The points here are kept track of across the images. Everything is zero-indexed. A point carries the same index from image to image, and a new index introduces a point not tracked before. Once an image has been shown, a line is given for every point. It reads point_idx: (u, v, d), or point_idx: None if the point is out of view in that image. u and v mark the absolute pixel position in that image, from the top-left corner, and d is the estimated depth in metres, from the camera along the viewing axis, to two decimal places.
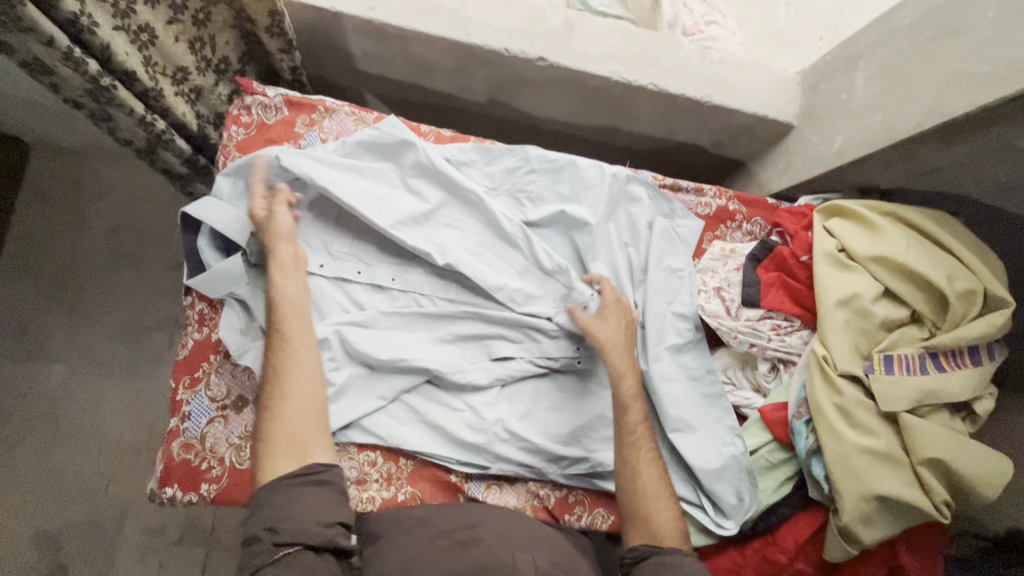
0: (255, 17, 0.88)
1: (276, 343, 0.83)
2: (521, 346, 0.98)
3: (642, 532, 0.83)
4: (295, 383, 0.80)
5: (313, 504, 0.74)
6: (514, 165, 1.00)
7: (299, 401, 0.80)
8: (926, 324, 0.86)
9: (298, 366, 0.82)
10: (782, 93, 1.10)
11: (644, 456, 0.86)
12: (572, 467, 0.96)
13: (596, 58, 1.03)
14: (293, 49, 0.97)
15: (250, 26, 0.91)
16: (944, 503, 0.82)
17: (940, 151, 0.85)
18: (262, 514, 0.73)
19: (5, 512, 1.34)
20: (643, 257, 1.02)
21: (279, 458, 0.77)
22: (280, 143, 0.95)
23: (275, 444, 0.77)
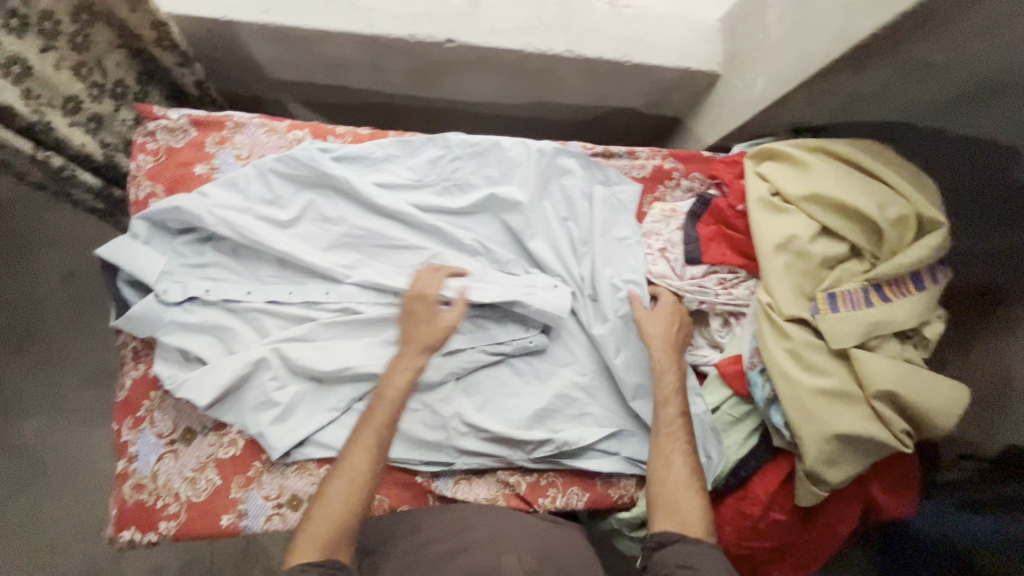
0: (139, 32, 0.87)
1: (354, 450, 0.83)
2: (469, 336, 0.96)
3: (666, 518, 0.84)
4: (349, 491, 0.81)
5: None
6: (436, 154, 0.97)
7: (337, 502, 0.80)
8: (866, 256, 0.84)
9: (348, 479, 0.82)
10: (704, 42, 1.07)
11: (679, 447, 0.88)
12: (538, 451, 0.95)
13: (507, 32, 1.00)
14: (192, 61, 0.95)
15: (138, 43, 0.89)
16: (905, 432, 0.81)
17: (857, 79, 0.83)
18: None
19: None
20: (584, 229, 0.99)
21: (308, 545, 0.78)
22: (192, 166, 0.92)
23: (312, 533, 0.78)
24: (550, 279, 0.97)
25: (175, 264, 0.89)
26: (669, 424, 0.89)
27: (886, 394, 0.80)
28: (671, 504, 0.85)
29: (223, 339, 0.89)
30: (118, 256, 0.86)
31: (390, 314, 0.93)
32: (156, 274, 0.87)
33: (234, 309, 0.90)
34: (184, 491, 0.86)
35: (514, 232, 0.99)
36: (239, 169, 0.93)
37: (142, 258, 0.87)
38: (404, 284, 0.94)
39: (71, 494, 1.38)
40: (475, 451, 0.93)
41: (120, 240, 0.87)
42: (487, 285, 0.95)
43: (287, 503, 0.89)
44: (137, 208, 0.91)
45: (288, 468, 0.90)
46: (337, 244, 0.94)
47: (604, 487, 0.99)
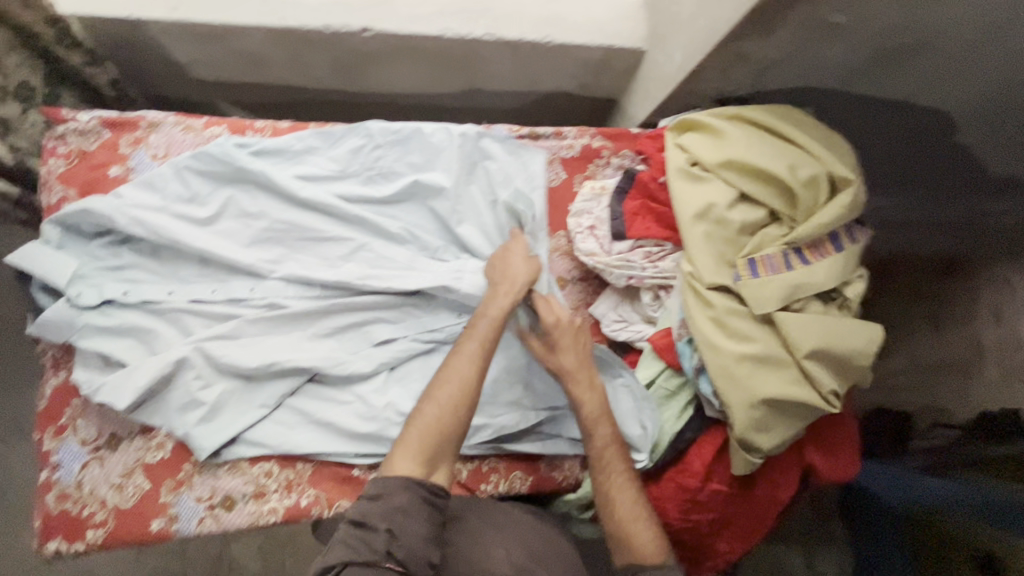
0: (39, 33, 0.88)
1: (469, 346, 0.84)
2: (402, 325, 0.95)
3: (622, 551, 0.82)
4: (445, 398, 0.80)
5: (410, 526, 0.71)
6: (357, 144, 0.96)
7: (444, 396, 0.80)
8: (785, 221, 0.84)
9: (458, 384, 0.81)
10: (626, 19, 1.07)
11: (618, 479, 0.86)
12: (476, 437, 0.93)
13: (425, 18, 0.99)
14: (100, 61, 0.99)
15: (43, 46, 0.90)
16: (832, 393, 0.81)
17: (765, 43, 0.83)
18: (385, 508, 0.71)
19: None
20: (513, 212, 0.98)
21: (405, 456, 0.76)
22: (107, 169, 0.91)
23: (410, 442, 0.77)
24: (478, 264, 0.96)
25: (90, 267, 0.88)
26: (600, 456, 0.87)
27: (810, 354, 0.80)
28: (624, 537, 0.82)
29: (145, 341, 0.87)
30: (26, 262, 0.85)
31: (316, 307, 0.92)
32: (68, 277, 0.85)
33: (155, 310, 0.89)
34: (111, 498, 0.85)
35: (442, 218, 0.98)
36: (154, 168, 0.91)
37: (53, 263, 0.85)
38: (331, 277, 0.92)
39: (14, 519, 1.31)
40: None
41: (30, 245, 0.85)
42: (415, 274, 0.94)
43: (219, 503, 0.88)
44: (50, 214, 0.89)
45: (220, 468, 0.89)
46: (260, 239, 0.93)
47: (547, 469, 0.98)
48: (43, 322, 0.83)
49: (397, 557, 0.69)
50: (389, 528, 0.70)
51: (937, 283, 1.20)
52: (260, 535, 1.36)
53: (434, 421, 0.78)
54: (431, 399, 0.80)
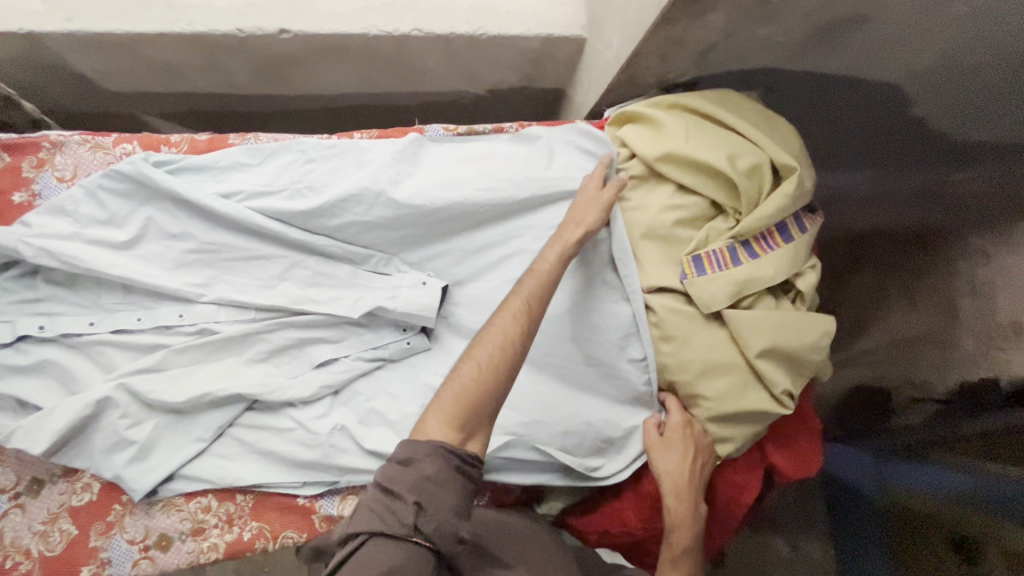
0: None
1: (514, 301, 0.72)
2: (344, 345, 0.91)
3: None
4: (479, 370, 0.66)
5: (443, 500, 0.60)
6: (289, 159, 0.90)
7: (483, 353, 0.67)
8: (730, 213, 0.80)
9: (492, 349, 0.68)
10: (562, 6, 1.01)
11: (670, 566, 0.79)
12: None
13: (345, 16, 0.93)
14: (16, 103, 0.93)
15: None
16: (785, 393, 0.78)
17: (700, 27, 0.78)
18: (410, 484, 0.59)
19: None
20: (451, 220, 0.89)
21: (434, 415, 0.64)
22: (10, 196, 0.85)
23: (441, 401, 0.65)
24: (419, 277, 0.90)
25: (2, 302, 0.82)
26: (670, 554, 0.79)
27: (761, 354, 0.77)
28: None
29: (62, 379, 0.82)
30: None
31: (249, 331, 0.87)
32: None
33: (75, 345, 0.83)
34: (35, 547, 0.80)
35: (380, 232, 0.89)
36: (63, 192, 0.85)
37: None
38: (264, 300, 0.87)
39: None
40: (358, 469, 0.86)
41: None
42: (357, 293, 0.90)
43: (155, 544, 0.83)
44: None
45: (153, 507, 0.84)
46: (185, 262, 0.87)
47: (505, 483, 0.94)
48: None
49: (426, 532, 0.58)
50: (419, 501, 0.59)
51: (915, 257, 1.11)
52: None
53: (461, 397, 0.65)
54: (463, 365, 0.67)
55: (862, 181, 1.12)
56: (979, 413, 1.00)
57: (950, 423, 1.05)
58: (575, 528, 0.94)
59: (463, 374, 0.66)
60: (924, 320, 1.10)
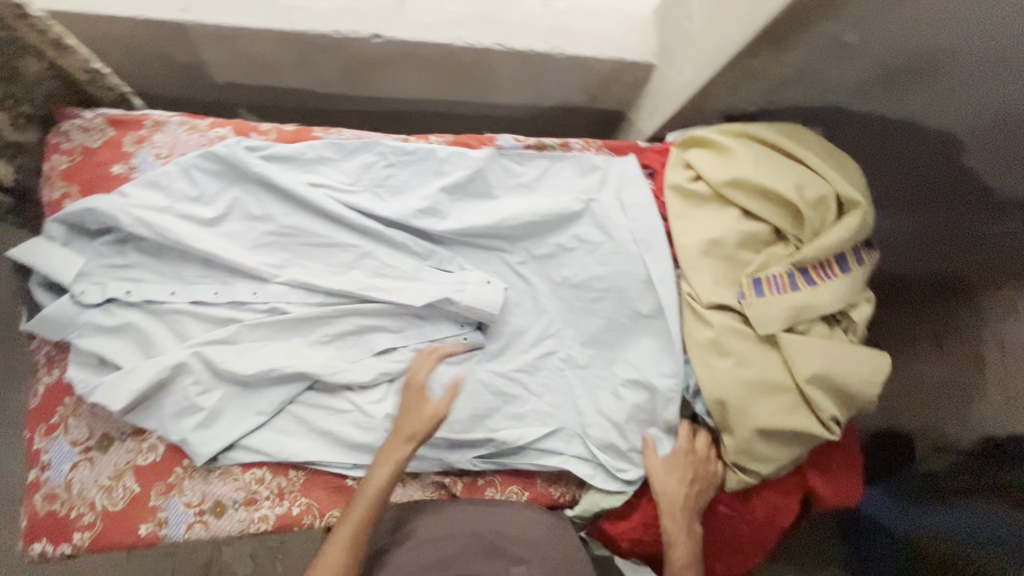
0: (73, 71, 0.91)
1: (405, 421, 0.86)
2: (403, 335, 0.94)
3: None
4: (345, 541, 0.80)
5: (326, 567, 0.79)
6: (369, 160, 0.96)
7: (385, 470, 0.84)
8: (791, 240, 0.84)
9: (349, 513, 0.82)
10: (635, 33, 1.07)
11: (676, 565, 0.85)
12: (475, 451, 0.93)
13: (433, 26, 0.99)
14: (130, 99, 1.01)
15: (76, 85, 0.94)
16: (833, 419, 0.79)
17: (775, 61, 0.83)
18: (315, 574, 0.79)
19: None
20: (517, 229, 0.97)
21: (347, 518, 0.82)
22: (109, 166, 0.90)
23: (355, 510, 0.82)
24: (483, 276, 0.96)
25: (94, 265, 0.87)
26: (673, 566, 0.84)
27: (812, 379, 0.79)
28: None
29: (141, 342, 0.86)
30: (34, 257, 0.85)
31: (317, 313, 0.91)
32: (73, 275, 0.85)
33: (155, 311, 0.88)
34: (99, 500, 0.83)
35: (453, 231, 0.95)
36: (159, 167, 0.90)
37: (61, 264, 0.85)
38: (335, 284, 0.92)
39: None
40: None
41: (38, 243, 0.86)
42: (420, 285, 0.93)
43: (209, 509, 0.86)
44: (52, 210, 0.89)
45: (212, 473, 0.87)
46: (264, 243, 0.92)
47: (544, 484, 0.97)
48: (43, 318, 0.83)
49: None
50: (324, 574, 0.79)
51: (946, 306, 1.18)
52: (246, 544, 1.36)
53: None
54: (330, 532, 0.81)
55: (905, 226, 1.16)
56: (992, 468, 1.05)
57: (954, 475, 1.09)
58: (607, 534, 0.96)
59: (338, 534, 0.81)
60: (955, 368, 1.17)
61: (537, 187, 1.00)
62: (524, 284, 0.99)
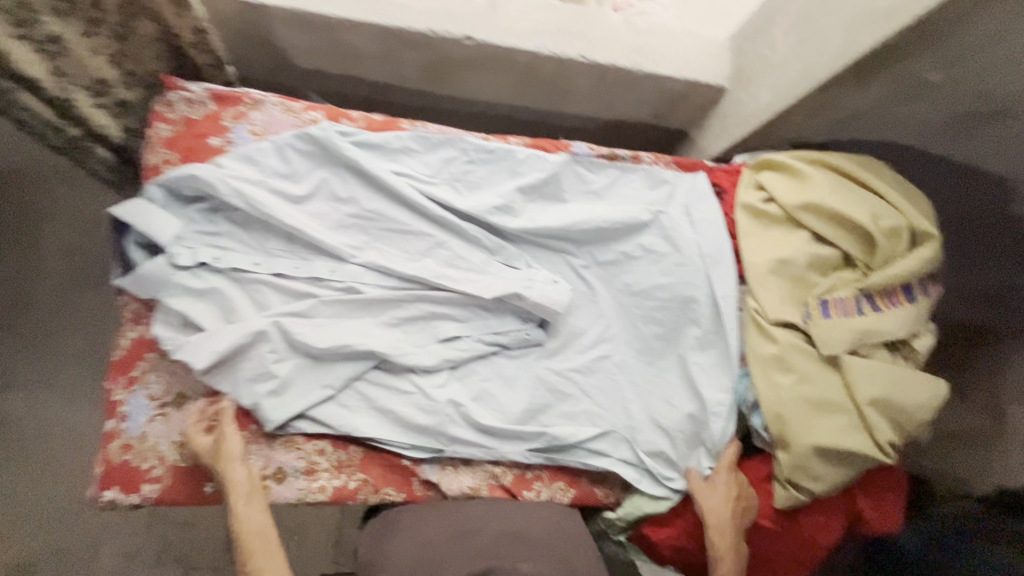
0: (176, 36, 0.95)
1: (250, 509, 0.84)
2: (467, 325, 0.97)
3: None
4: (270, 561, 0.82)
5: None
6: (451, 155, 1.00)
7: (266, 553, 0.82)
8: (859, 266, 0.86)
9: (256, 532, 0.83)
10: (712, 56, 1.10)
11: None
12: (527, 444, 0.94)
13: (522, 34, 1.03)
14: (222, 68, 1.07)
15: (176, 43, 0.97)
16: (889, 444, 0.82)
17: (858, 94, 0.86)
18: None
19: None
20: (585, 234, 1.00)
21: None
22: (208, 138, 0.94)
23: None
24: (550, 275, 0.99)
25: (187, 231, 0.91)
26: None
27: (871, 402, 0.81)
28: None
29: (222, 307, 0.90)
30: (134, 217, 0.89)
31: (390, 296, 0.94)
32: (169, 237, 0.89)
33: (239, 279, 0.91)
34: (170, 455, 0.86)
35: (525, 229, 0.99)
36: (254, 144, 0.94)
37: (160, 223, 0.89)
38: (409, 270, 0.95)
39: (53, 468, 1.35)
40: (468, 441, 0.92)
41: (138, 204, 0.90)
42: (491, 279, 0.96)
43: (271, 475, 0.89)
44: (151, 174, 0.93)
45: (277, 441, 0.90)
46: (345, 224, 0.96)
47: (590, 484, 0.99)
48: (138, 275, 0.87)
49: None
50: None
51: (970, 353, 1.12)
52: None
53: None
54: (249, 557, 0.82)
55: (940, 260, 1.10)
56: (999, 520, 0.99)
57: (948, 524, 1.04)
58: (647, 538, 0.98)
59: (261, 559, 0.82)
60: (978, 417, 1.09)
61: (606, 196, 1.04)
62: (586, 288, 1.02)
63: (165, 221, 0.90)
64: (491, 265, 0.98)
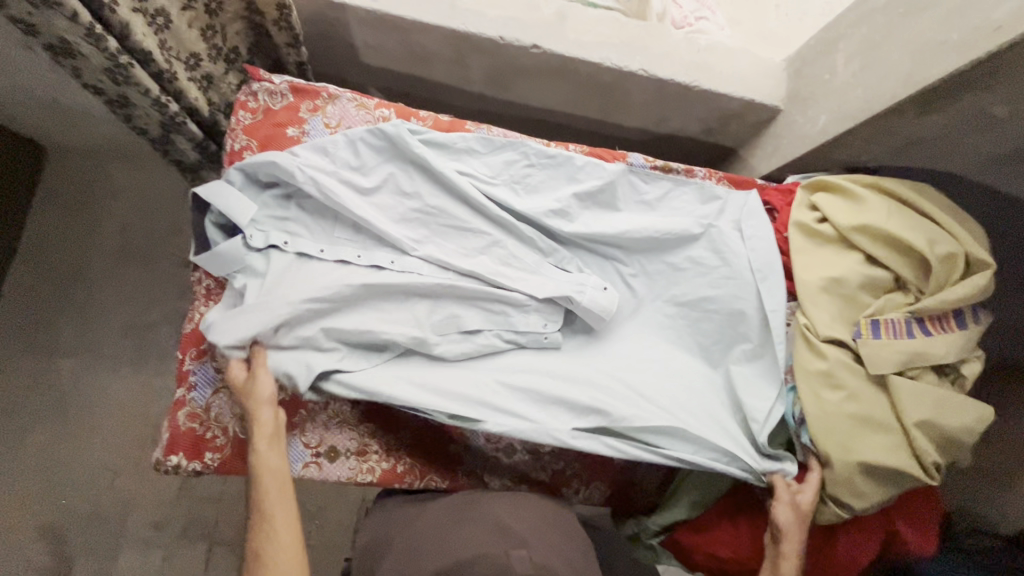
0: (264, 9, 0.94)
1: (269, 457, 0.83)
2: (520, 317, 0.96)
3: None
4: (276, 511, 0.80)
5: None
6: (514, 157, 1.01)
7: (280, 502, 0.81)
8: (911, 290, 0.89)
9: (274, 476, 0.82)
10: (770, 77, 1.12)
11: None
12: (577, 422, 0.90)
13: (588, 45, 1.06)
14: (299, 44, 1.04)
15: (259, 19, 0.96)
16: (933, 465, 0.84)
17: (920, 123, 0.88)
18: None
19: (27, 498, 1.40)
20: (638, 247, 1.02)
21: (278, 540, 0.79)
22: (285, 128, 0.99)
23: (287, 538, 0.79)
24: (600, 280, 0.99)
25: (262, 216, 0.94)
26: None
27: (918, 424, 0.83)
28: None
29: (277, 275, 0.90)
30: (213, 198, 0.91)
31: (447, 286, 0.93)
32: (248, 220, 0.91)
33: (302, 262, 0.93)
34: (233, 427, 0.91)
35: (577, 232, 1.00)
36: (328, 136, 0.98)
37: (234, 204, 0.91)
38: (465, 265, 0.96)
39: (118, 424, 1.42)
40: (509, 421, 0.88)
41: (220, 182, 0.92)
42: (547, 280, 0.97)
43: (325, 453, 0.93)
44: (231, 159, 0.99)
45: (331, 421, 0.94)
46: (407, 218, 0.97)
47: (624, 485, 1.03)
48: (214, 254, 0.89)
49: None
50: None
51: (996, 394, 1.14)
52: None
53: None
54: (262, 504, 0.81)
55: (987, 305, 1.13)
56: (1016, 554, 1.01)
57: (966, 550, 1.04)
58: (681, 544, 1.00)
59: (276, 506, 0.80)
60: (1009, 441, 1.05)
61: (653, 207, 1.05)
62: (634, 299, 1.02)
63: (240, 202, 0.92)
64: (542, 267, 0.99)
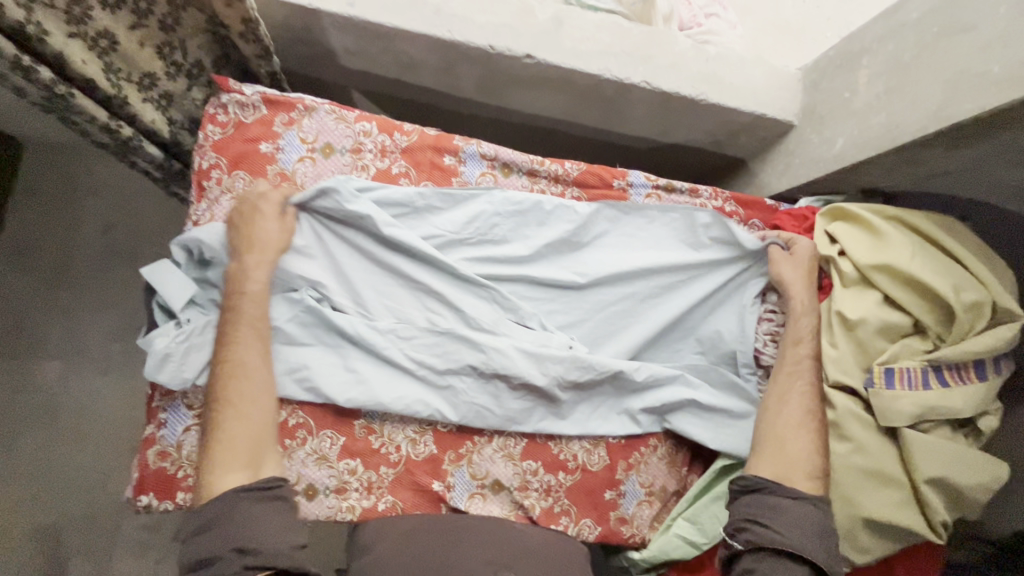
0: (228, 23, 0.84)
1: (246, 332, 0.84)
2: (482, 388, 0.91)
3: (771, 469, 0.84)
4: (256, 332, 0.85)
5: (258, 518, 0.77)
6: (476, 211, 0.95)
7: (253, 390, 0.83)
8: (930, 336, 0.84)
9: (256, 305, 0.85)
10: (785, 90, 1.03)
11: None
12: (550, 405, 0.94)
13: (587, 55, 0.97)
14: (270, 55, 0.93)
15: (224, 31, 0.88)
16: (943, 524, 0.79)
17: (947, 155, 0.81)
18: (229, 534, 0.76)
19: (16, 503, 1.38)
20: (602, 303, 0.98)
21: (242, 439, 0.81)
22: (259, 144, 0.92)
23: (243, 426, 0.81)
24: (565, 340, 0.95)
25: (203, 296, 0.89)
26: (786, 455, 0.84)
27: (929, 481, 0.79)
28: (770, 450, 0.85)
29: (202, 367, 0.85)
30: (155, 281, 0.87)
31: (401, 362, 0.89)
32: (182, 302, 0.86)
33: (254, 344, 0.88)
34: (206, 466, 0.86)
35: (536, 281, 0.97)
36: None
37: (173, 287, 0.86)
38: (424, 338, 0.90)
39: (106, 405, 1.46)
40: (476, 400, 0.90)
41: (158, 266, 0.87)
42: (512, 339, 0.93)
43: (303, 491, 0.89)
44: (200, 178, 0.92)
45: (308, 457, 0.89)
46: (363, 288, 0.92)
47: (617, 523, 0.97)
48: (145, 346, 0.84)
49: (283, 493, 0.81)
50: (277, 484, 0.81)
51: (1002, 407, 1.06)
52: None
53: (243, 415, 0.82)
54: (250, 321, 0.85)
55: None
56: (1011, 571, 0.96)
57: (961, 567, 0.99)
58: None
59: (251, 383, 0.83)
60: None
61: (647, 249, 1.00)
62: (611, 335, 0.98)
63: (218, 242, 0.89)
64: (506, 329, 0.94)
